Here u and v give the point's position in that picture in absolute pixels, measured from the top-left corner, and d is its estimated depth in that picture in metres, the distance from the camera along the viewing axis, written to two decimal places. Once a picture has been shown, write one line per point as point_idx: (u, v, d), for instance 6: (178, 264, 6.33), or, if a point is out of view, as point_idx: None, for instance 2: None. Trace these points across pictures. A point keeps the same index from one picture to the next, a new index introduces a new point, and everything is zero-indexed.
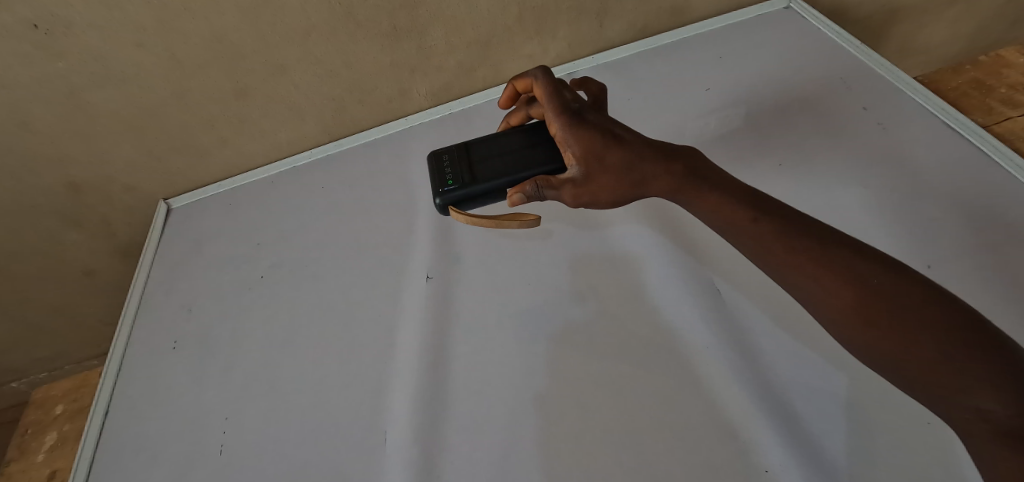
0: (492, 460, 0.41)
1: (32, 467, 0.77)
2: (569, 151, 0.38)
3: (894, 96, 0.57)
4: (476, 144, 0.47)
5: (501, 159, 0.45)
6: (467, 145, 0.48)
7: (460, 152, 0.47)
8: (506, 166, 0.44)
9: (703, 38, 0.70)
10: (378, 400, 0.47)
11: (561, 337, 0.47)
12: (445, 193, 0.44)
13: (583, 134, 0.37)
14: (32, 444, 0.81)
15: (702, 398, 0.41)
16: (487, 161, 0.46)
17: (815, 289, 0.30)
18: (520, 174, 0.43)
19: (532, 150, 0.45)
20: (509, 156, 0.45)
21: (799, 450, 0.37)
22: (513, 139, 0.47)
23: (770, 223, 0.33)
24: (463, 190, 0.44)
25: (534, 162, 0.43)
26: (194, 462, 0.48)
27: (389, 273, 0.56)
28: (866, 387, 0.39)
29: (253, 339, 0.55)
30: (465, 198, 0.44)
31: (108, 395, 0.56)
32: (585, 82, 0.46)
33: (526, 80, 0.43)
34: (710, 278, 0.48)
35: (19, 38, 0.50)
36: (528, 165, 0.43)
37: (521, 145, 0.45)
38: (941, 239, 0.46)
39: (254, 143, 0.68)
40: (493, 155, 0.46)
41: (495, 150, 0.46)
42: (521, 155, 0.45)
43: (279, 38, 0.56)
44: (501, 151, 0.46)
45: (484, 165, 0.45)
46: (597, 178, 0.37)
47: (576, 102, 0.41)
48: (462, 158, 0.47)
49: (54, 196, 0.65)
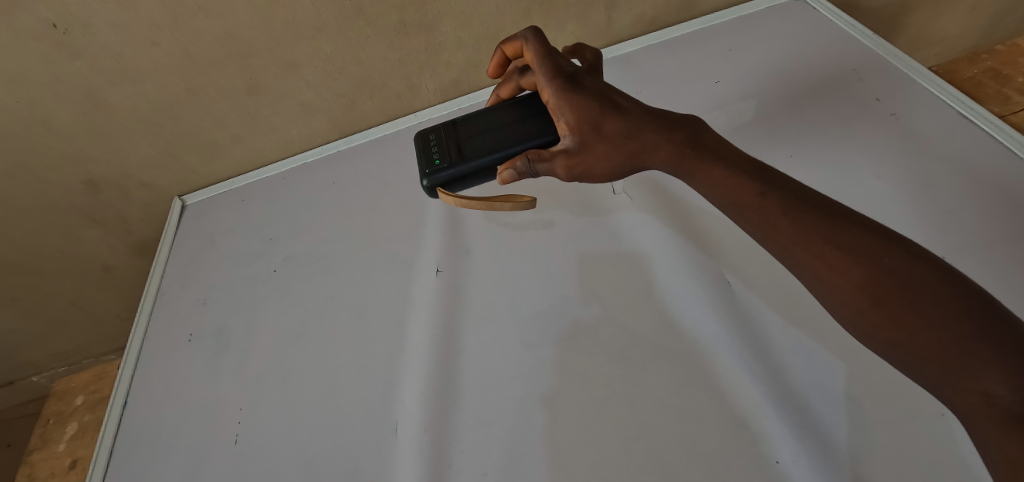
0: (503, 450, 0.42)
1: (54, 456, 0.79)
2: (563, 121, 0.39)
3: (908, 87, 0.56)
4: (465, 122, 0.48)
5: (489, 135, 0.46)
6: (454, 125, 0.49)
7: (448, 131, 0.48)
8: (495, 142, 0.45)
9: (713, 31, 0.70)
10: (390, 390, 0.48)
11: (569, 331, 0.47)
12: (434, 175, 0.45)
13: (578, 101, 0.38)
14: (54, 434, 0.83)
15: (712, 391, 0.41)
16: (475, 139, 0.46)
17: (815, 264, 0.30)
18: (509, 149, 0.43)
19: (523, 124, 0.45)
20: (497, 130, 0.46)
21: (810, 440, 0.37)
22: (502, 114, 0.47)
23: (778, 198, 0.32)
24: (452, 170, 0.45)
25: (525, 137, 0.44)
26: (212, 451, 0.49)
27: (400, 266, 0.57)
28: (879, 378, 0.39)
29: (268, 332, 0.56)
30: (454, 178, 0.45)
31: (127, 385, 0.57)
32: (578, 50, 0.46)
33: (516, 43, 0.42)
34: (720, 272, 0.47)
35: (40, 38, 0.52)
36: (517, 140, 0.44)
37: (511, 120, 0.46)
38: (955, 229, 0.45)
39: (267, 140, 0.69)
40: (481, 132, 0.47)
41: (483, 126, 0.47)
42: (511, 131, 0.45)
43: (291, 36, 0.57)
44: (490, 128, 0.46)
45: (472, 143, 0.46)
46: (592, 148, 0.38)
47: (570, 67, 0.40)
48: (450, 138, 0.47)
49: (73, 193, 0.67)
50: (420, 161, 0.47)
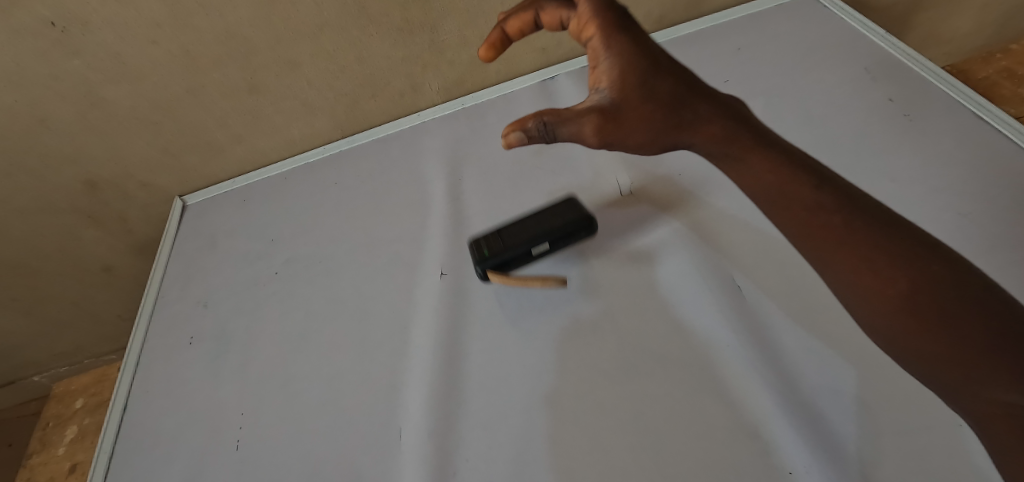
0: (509, 457, 0.41)
1: (53, 460, 0.78)
2: (607, 70, 0.33)
3: (923, 88, 0.55)
4: (507, 226, 0.52)
5: (533, 233, 0.50)
6: (495, 231, 0.52)
7: (490, 237, 0.52)
8: (541, 237, 0.50)
9: (721, 29, 0.69)
10: (393, 396, 0.47)
11: (577, 337, 0.46)
12: (487, 263, 0.50)
13: (627, 58, 0.33)
14: (54, 437, 0.82)
15: (723, 400, 0.40)
16: (519, 238, 0.50)
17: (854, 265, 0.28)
18: (555, 236, 0.50)
19: (565, 223, 0.51)
20: (543, 226, 0.51)
21: (823, 450, 0.36)
22: (541, 222, 0.51)
23: (828, 193, 0.30)
24: (503, 259, 0.50)
25: (569, 220, 0.51)
26: (211, 457, 0.48)
27: (403, 269, 0.56)
28: (895, 386, 0.38)
29: (270, 336, 0.55)
30: (505, 264, 0.50)
31: (127, 388, 0.56)
32: None
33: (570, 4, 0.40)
34: (731, 275, 0.46)
35: (38, 36, 0.51)
36: (562, 218, 0.51)
37: (554, 224, 0.51)
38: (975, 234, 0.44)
39: (269, 140, 0.68)
40: (526, 225, 0.51)
41: (527, 222, 0.52)
42: (556, 219, 0.51)
43: (292, 34, 0.56)
44: (537, 220, 0.51)
45: (519, 237, 0.50)
46: (632, 108, 0.32)
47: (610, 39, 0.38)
48: (494, 241, 0.51)
49: (73, 193, 0.66)
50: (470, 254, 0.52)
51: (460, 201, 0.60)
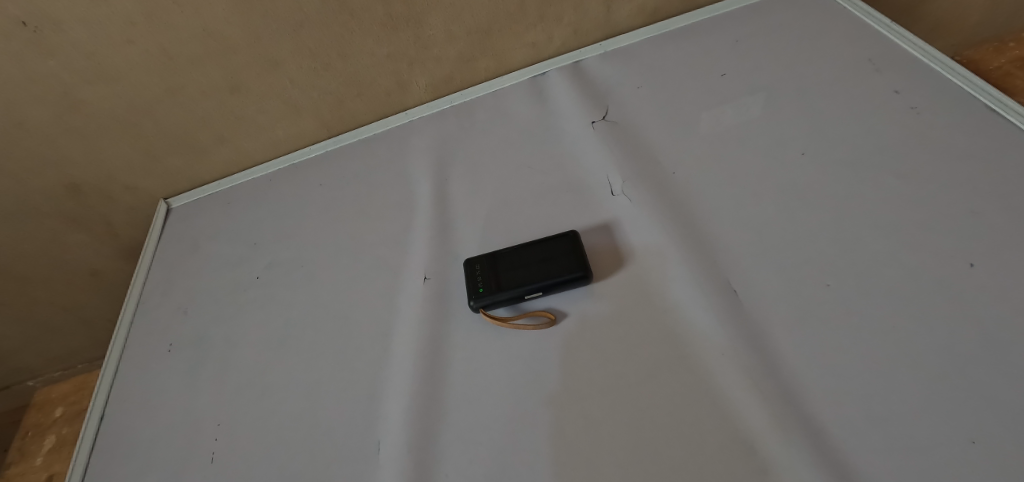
0: (489, 473, 0.39)
1: (31, 471, 0.82)
2: None
3: (931, 80, 0.52)
4: (507, 255, 0.49)
5: (528, 278, 0.47)
6: (495, 259, 0.49)
7: (489, 268, 0.49)
8: (539, 278, 0.47)
9: (719, 21, 0.66)
10: (372, 406, 0.45)
11: (566, 344, 0.44)
12: (480, 298, 0.47)
13: None
14: (31, 447, 0.85)
15: (716, 412, 0.37)
16: (518, 273, 0.48)
17: None
18: (554, 278, 0.46)
19: (569, 261, 0.47)
20: (539, 270, 0.47)
21: (824, 466, 0.33)
22: (542, 257, 0.48)
23: None
24: (497, 296, 0.46)
25: (570, 261, 0.47)
26: (185, 469, 0.46)
27: (388, 273, 0.54)
28: (902, 396, 0.34)
29: (249, 342, 0.54)
30: (500, 302, 0.47)
31: (105, 397, 0.55)
32: None
33: None
34: (726, 278, 0.44)
35: (9, 36, 0.49)
36: (563, 255, 0.48)
37: (556, 260, 0.48)
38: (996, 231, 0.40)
39: (253, 142, 0.67)
40: (522, 266, 0.48)
41: (523, 261, 0.49)
42: (557, 257, 0.48)
43: (271, 31, 0.54)
44: (534, 261, 0.48)
45: (517, 274, 0.48)
46: None
47: None
48: (492, 273, 0.48)
49: (56, 197, 0.65)
50: (465, 287, 0.50)
51: (447, 202, 0.58)
